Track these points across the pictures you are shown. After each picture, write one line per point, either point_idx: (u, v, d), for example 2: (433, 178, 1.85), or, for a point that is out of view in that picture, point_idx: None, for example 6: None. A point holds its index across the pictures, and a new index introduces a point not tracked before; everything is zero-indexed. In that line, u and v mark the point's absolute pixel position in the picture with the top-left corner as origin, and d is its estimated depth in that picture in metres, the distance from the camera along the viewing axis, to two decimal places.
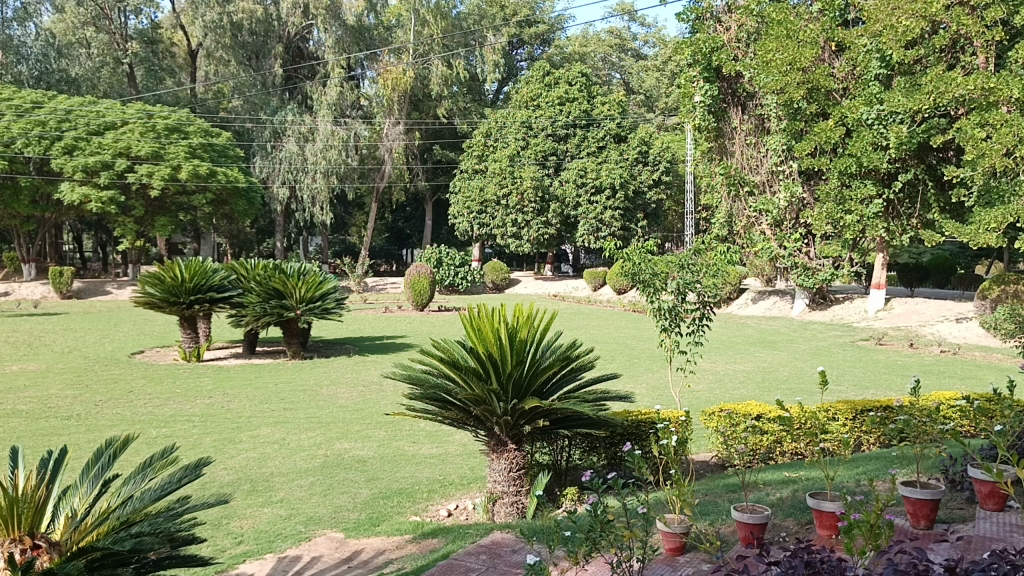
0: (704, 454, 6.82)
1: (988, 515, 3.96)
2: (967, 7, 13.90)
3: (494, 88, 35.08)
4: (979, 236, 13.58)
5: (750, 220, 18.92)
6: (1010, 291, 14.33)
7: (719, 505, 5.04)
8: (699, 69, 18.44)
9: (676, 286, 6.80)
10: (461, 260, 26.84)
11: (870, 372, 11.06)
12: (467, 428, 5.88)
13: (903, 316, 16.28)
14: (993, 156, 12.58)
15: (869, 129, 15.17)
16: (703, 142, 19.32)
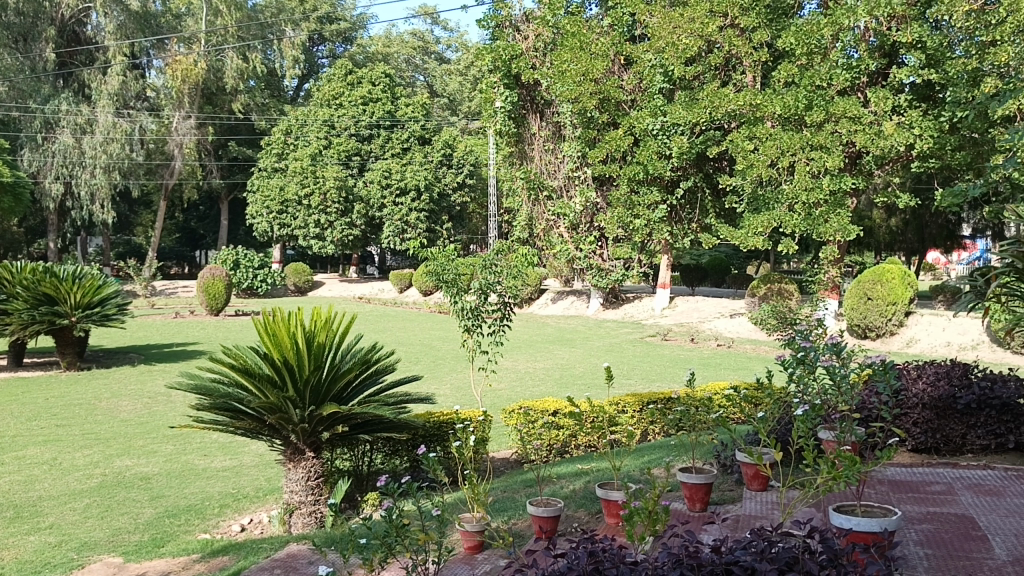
0: (504, 450, 6.99)
1: (754, 495, 4.33)
2: (737, 30, 15.15)
3: (294, 85, 34.12)
4: (748, 239, 14.77)
5: (548, 223, 19.52)
6: (775, 289, 15.82)
7: (515, 500, 5.19)
8: (499, 75, 18.91)
9: (478, 287, 6.90)
10: (260, 263, 25.76)
11: (654, 366, 11.83)
12: (261, 437, 5.64)
13: (685, 313, 17.53)
14: (760, 166, 13.89)
15: (655, 138, 16.17)
16: (505, 147, 19.83)
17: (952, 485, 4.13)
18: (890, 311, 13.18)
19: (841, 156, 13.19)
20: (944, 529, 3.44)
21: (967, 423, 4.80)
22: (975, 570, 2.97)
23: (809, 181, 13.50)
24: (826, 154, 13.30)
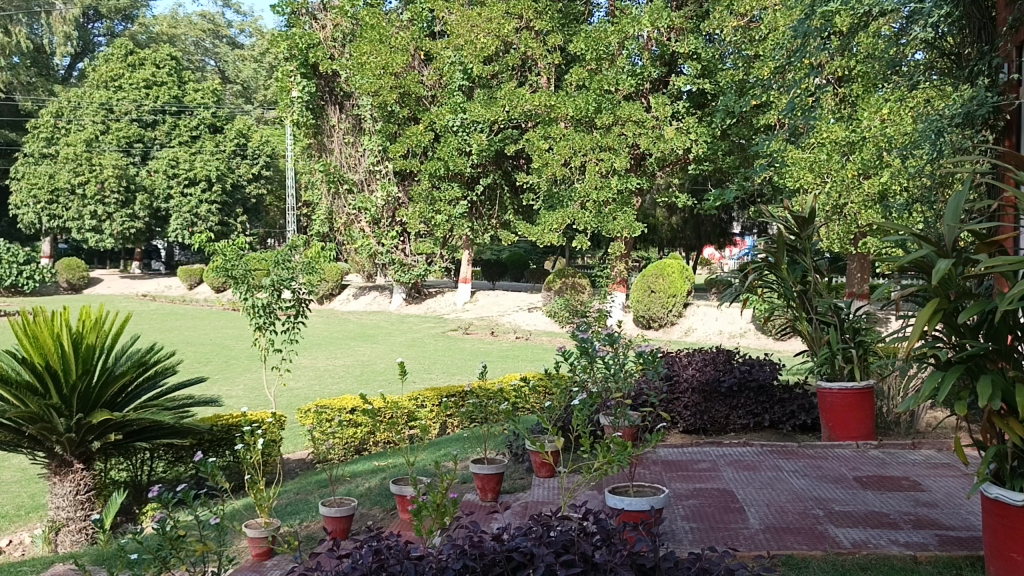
0: (299, 451, 6.80)
1: (542, 482, 4.51)
2: (532, 32, 15.59)
3: (65, 64, 31.16)
4: (545, 235, 15.30)
5: (349, 218, 19.03)
6: (569, 283, 16.52)
7: (308, 502, 5.06)
8: (295, 64, 18.30)
9: (272, 283, 6.62)
10: (25, 259, 23.00)
11: (453, 359, 11.96)
12: (20, 450, 5.12)
13: (485, 307, 17.85)
14: (554, 165, 14.40)
15: (455, 135, 16.34)
16: (302, 138, 19.25)
17: (716, 462, 4.50)
18: (671, 303, 14.14)
19: (627, 158, 13.98)
20: (707, 504, 3.74)
21: (731, 404, 5.25)
22: (731, 539, 3.25)
23: (599, 180, 14.21)
24: (614, 155, 14.04)
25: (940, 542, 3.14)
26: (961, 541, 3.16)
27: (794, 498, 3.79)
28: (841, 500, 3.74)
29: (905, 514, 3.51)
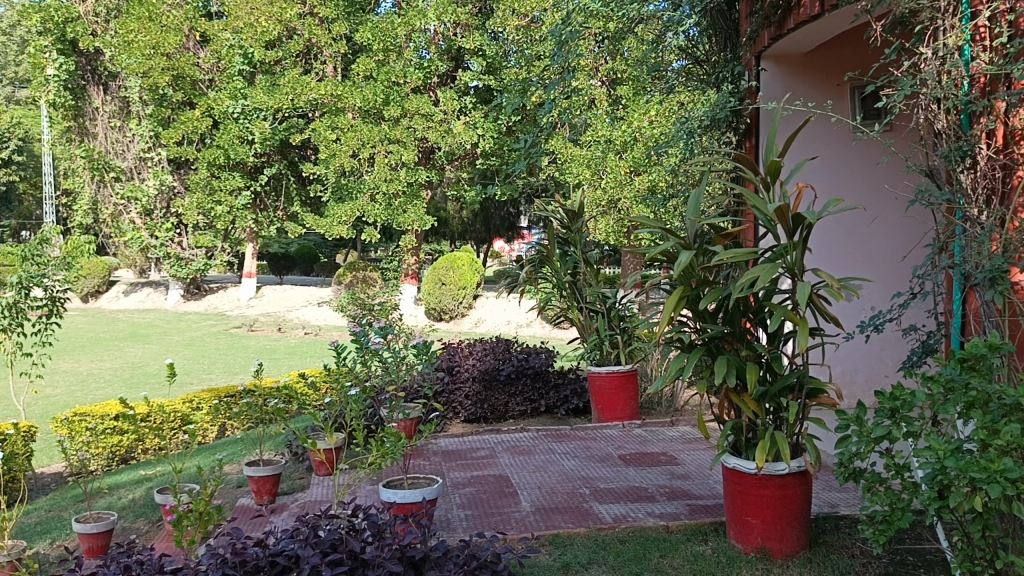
0: (55, 464, 6.18)
1: (321, 481, 4.34)
2: (316, 19, 15.12)
3: None
4: (333, 228, 14.97)
5: (117, 208, 17.61)
6: (360, 277, 16.31)
7: (61, 519, 4.60)
8: (50, 39, 16.64)
9: (21, 281, 5.89)
10: None
11: (234, 358, 11.38)
12: None
13: (273, 302, 17.18)
14: (342, 156, 14.12)
15: (236, 122, 15.56)
16: (60, 121, 17.56)
17: (494, 449, 4.60)
18: (461, 295, 14.34)
19: (415, 151, 14.02)
20: (482, 490, 3.81)
21: (509, 391, 5.39)
22: (503, 523, 3.33)
23: (388, 172, 14.11)
24: (402, 148, 14.03)
25: (689, 511, 3.41)
26: (707, 509, 3.44)
27: (564, 479, 3.96)
28: (605, 477, 3.95)
29: (661, 487, 3.77)
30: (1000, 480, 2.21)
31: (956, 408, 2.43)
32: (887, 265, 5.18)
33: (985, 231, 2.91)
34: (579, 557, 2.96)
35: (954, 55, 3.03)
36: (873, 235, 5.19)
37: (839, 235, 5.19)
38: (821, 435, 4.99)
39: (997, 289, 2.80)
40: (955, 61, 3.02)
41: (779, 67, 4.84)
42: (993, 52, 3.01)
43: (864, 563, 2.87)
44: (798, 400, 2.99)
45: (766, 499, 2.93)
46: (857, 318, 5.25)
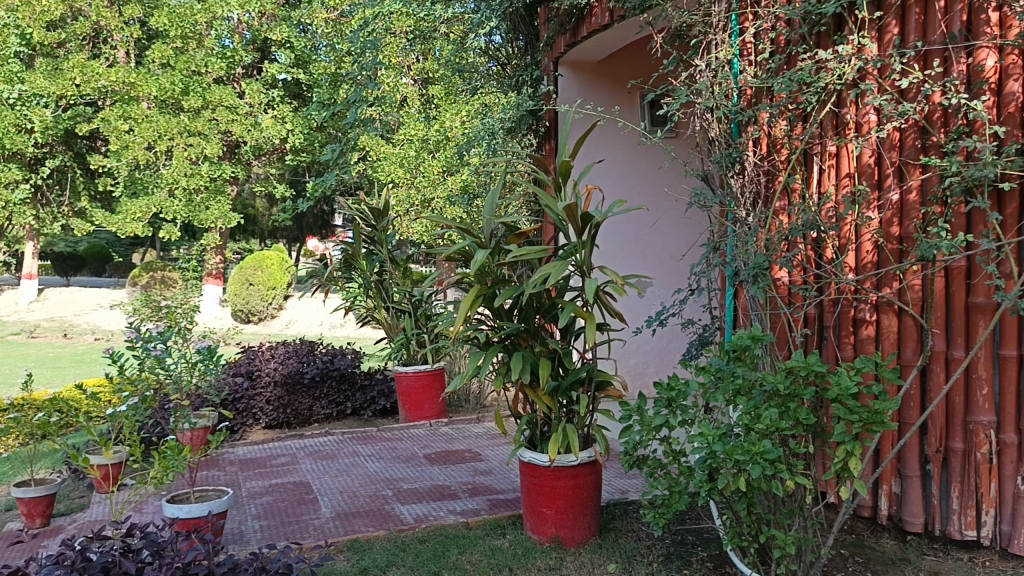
0: None
1: (103, 499, 4.01)
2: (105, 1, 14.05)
3: None
4: (126, 225, 13.95)
5: None
6: (159, 278, 15.33)
7: None
8: None
9: None
10: None
11: (10, 368, 10.30)
12: None
13: (59, 306, 15.73)
14: (136, 149, 13.04)
15: (11, 109, 14.07)
16: None
17: (294, 455, 4.46)
18: (270, 295, 13.83)
19: (219, 145, 13.36)
20: (280, 499, 3.67)
21: (313, 395, 5.26)
22: (299, 532, 3.23)
23: (188, 166, 13.35)
24: (204, 141, 13.32)
25: (490, 506, 3.46)
26: (507, 503, 3.51)
27: (366, 482, 3.90)
28: (409, 478, 3.93)
29: (464, 483, 3.81)
30: (760, 460, 2.40)
31: (723, 395, 2.63)
32: (669, 263, 5.44)
33: (751, 231, 3.17)
34: (378, 560, 2.91)
35: (724, 67, 3.28)
36: (656, 234, 5.41)
37: (628, 235, 5.32)
38: (608, 427, 5.25)
39: (760, 284, 3.04)
40: (724, 74, 3.26)
41: (574, 74, 4.94)
42: (757, 66, 3.28)
43: (648, 545, 3.03)
44: (588, 392, 3.11)
45: (559, 490, 3.02)
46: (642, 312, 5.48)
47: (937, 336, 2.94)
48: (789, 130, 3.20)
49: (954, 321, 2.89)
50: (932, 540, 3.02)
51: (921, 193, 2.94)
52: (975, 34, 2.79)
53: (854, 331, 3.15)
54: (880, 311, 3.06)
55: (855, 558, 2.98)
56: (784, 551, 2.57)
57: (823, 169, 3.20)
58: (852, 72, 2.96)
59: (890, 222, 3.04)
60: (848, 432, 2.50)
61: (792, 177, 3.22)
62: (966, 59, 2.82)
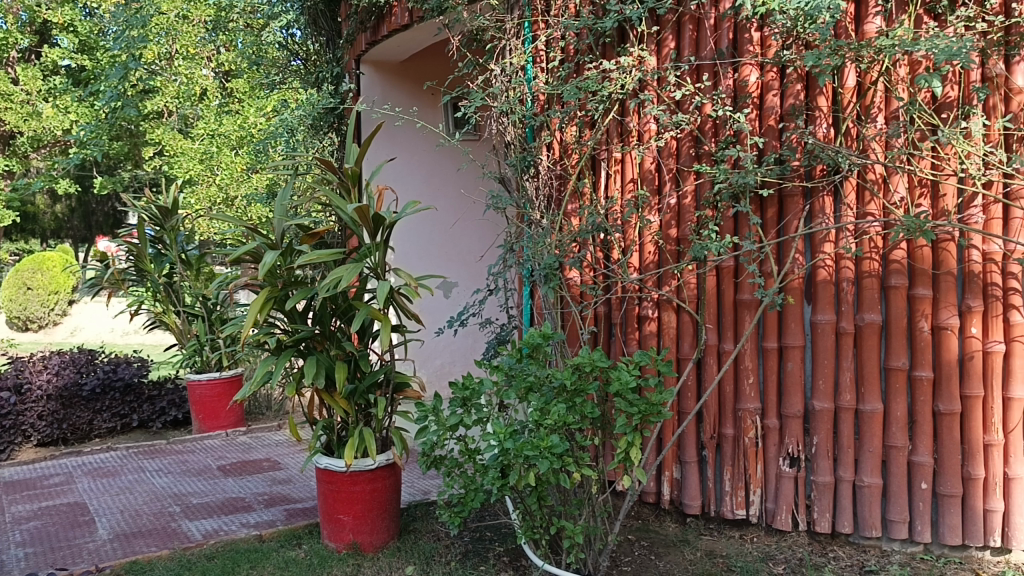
0: None
1: None
2: None
3: None
4: None
5: None
6: None
7: None
8: None
9: None
10: None
11: None
12: None
13: None
14: None
15: None
16: None
17: (70, 474, 4.10)
18: (51, 301, 12.68)
19: None
20: (50, 523, 3.35)
21: (94, 408, 4.88)
22: (71, 557, 2.97)
23: None
24: None
25: (286, 516, 3.35)
26: (304, 511, 3.41)
27: (151, 499, 3.65)
28: (200, 492, 3.73)
29: (259, 494, 3.66)
30: (549, 454, 2.46)
31: (515, 393, 2.67)
32: (466, 264, 5.35)
33: (544, 232, 3.26)
34: None
35: (518, 72, 3.35)
36: (455, 232, 5.30)
37: (425, 233, 5.17)
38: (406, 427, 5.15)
39: (550, 284, 3.16)
40: (518, 79, 3.33)
41: (377, 73, 4.83)
42: (548, 72, 3.36)
43: (446, 544, 3.04)
44: (386, 395, 3.08)
45: (356, 495, 2.96)
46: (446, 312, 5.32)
47: (710, 330, 3.18)
48: (578, 135, 3.31)
49: (724, 316, 3.15)
50: (708, 520, 3.22)
51: (694, 197, 3.19)
52: (740, 51, 3.03)
53: (639, 328, 3.34)
54: (661, 308, 3.28)
55: (641, 542, 3.11)
56: (575, 541, 2.66)
57: (610, 173, 3.35)
58: (633, 82, 3.14)
59: (668, 225, 3.26)
60: (629, 423, 2.62)
61: (582, 180, 3.33)
62: (733, 74, 3.06)
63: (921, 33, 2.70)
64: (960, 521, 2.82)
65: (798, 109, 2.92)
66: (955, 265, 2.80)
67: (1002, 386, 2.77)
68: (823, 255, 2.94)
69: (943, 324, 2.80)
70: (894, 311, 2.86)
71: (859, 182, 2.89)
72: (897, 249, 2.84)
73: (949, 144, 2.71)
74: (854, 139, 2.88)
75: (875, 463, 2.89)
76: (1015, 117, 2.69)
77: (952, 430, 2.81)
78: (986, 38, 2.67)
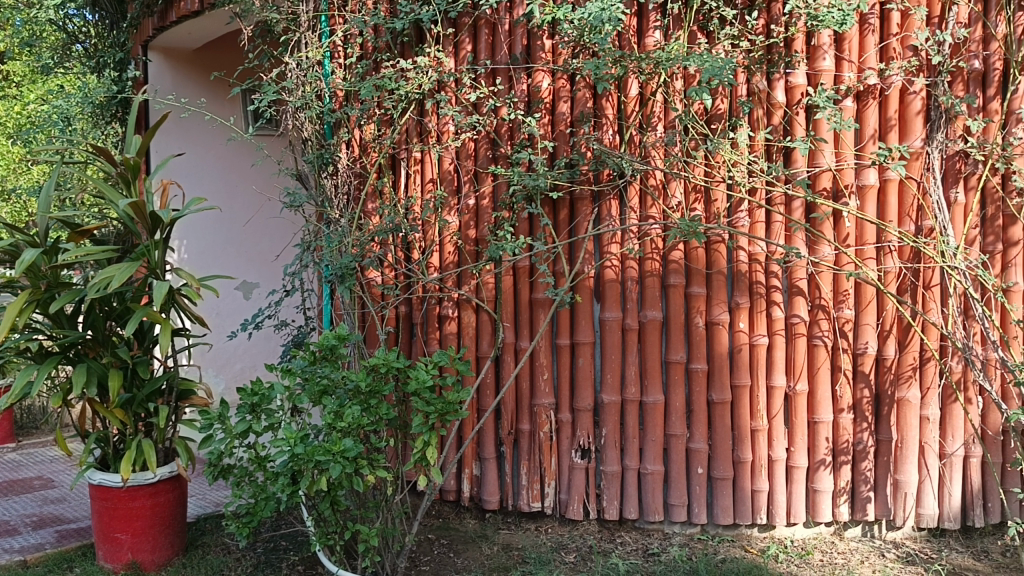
0: None
1: None
2: None
3: None
4: None
5: None
6: None
7: None
8: None
9: None
10: None
11: None
12: None
13: None
14: None
15: None
16: None
17: None
18: None
19: None
20: None
21: None
22: None
23: None
24: None
25: (56, 539, 3.08)
26: (79, 532, 3.16)
27: None
28: None
29: (27, 516, 3.34)
30: (341, 459, 2.40)
31: (309, 397, 2.56)
32: (262, 265, 4.51)
33: (343, 231, 3.15)
34: None
35: (313, 67, 3.20)
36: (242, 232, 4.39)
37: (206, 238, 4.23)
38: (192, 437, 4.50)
39: (346, 284, 3.08)
40: (313, 74, 3.19)
41: (166, 61, 4.48)
42: (345, 69, 3.27)
43: (236, 557, 2.91)
44: (170, 403, 2.90)
45: (135, 511, 2.77)
46: (238, 317, 4.43)
47: (507, 329, 3.23)
48: (376, 133, 3.24)
49: (520, 314, 3.21)
50: (506, 515, 3.26)
51: (492, 199, 3.22)
52: (533, 58, 3.12)
53: (439, 327, 3.30)
54: (460, 307, 3.26)
55: (441, 540, 3.09)
56: (370, 545, 2.62)
57: (409, 173, 3.29)
58: (430, 83, 3.14)
59: (467, 226, 3.25)
60: (427, 423, 2.57)
61: (381, 180, 3.27)
62: (526, 80, 3.14)
63: (694, 48, 2.92)
64: (731, 501, 3.06)
65: (586, 116, 3.05)
66: (725, 264, 3.03)
67: (766, 375, 3.04)
68: (610, 256, 3.08)
69: (716, 320, 3.03)
70: (673, 307, 3.06)
71: (641, 188, 3.07)
72: (675, 249, 3.05)
73: (718, 153, 2.95)
74: (637, 146, 3.05)
75: (657, 450, 3.09)
76: (775, 129, 2.96)
77: (724, 418, 3.05)
78: (750, 55, 2.92)
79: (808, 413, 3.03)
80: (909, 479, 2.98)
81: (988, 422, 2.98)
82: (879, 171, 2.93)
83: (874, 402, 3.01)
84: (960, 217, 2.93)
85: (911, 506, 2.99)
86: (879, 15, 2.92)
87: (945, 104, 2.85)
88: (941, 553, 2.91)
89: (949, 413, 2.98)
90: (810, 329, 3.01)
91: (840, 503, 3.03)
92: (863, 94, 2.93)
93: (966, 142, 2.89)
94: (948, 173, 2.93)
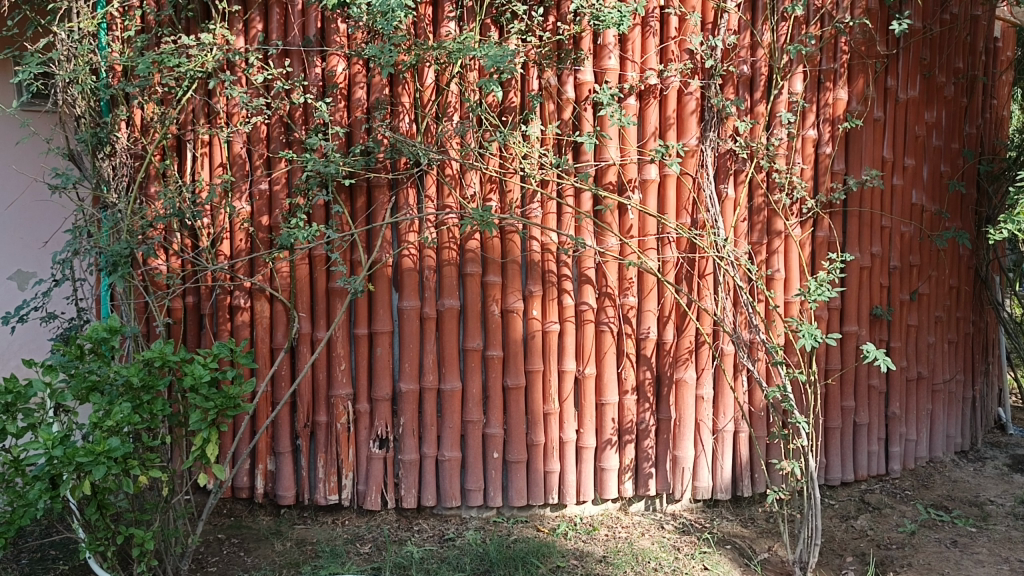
0: None
1: None
2: None
3: None
4: None
5: None
6: None
7: None
8: None
9: None
10: None
11: None
12: None
13: None
14: None
15: None
16: None
17: None
18: None
19: None
20: None
21: None
22: None
23: None
24: None
25: None
26: None
27: None
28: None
29: None
30: (105, 460, 2.24)
31: (74, 394, 2.40)
32: (29, 251, 3.82)
33: (119, 215, 2.92)
34: None
35: (87, 39, 2.93)
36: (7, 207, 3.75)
37: None
38: None
39: (119, 273, 2.85)
40: (87, 46, 2.91)
41: None
42: (124, 42, 3.03)
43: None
44: None
45: None
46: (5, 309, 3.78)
47: (302, 320, 3.14)
48: (157, 112, 3.04)
49: (317, 304, 3.13)
50: (302, 509, 3.18)
51: (286, 184, 3.11)
52: (327, 41, 3.05)
53: (231, 318, 3.16)
54: (254, 297, 3.14)
55: (231, 540, 2.98)
56: (145, 548, 2.47)
57: (196, 156, 3.11)
58: (214, 61, 2.96)
59: (259, 213, 3.13)
60: (205, 418, 2.46)
61: (164, 161, 3.09)
62: (320, 63, 3.07)
63: (485, 40, 2.97)
64: (525, 483, 3.16)
65: (381, 103, 3.02)
66: (519, 253, 3.11)
67: (557, 360, 3.16)
68: (407, 244, 3.06)
69: (510, 308, 3.10)
70: (470, 296, 3.09)
71: (438, 177, 3.07)
72: (472, 239, 3.08)
73: (510, 145, 3.02)
74: (433, 136, 3.05)
75: (454, 437, 3.12)
76: (564, 124, 3.08)
77: (518, 402, 3.13)
78: (540, 50, 3.02)
79: (596, 396, 3.18)
80: (686, 454, 3.21)
81: (754, 400, 3.25)
82: (659, 167, 3.13)
83: (655, 383, 3.22)
84: (730, 210, 3.17)
85: (687, 480, 3.23)
86: (658, 18, 3.09)
87: (717, 105, 3.08)
88: (713, 522, 3.15)
89: (721, 392, 3.24)
90: (597, 316, 3.16)
91: (625, 480, 3.22)
92: (645, 93, 3.10)
93: (734, 141, 3.13)
94: (719, 169, 3.16)
